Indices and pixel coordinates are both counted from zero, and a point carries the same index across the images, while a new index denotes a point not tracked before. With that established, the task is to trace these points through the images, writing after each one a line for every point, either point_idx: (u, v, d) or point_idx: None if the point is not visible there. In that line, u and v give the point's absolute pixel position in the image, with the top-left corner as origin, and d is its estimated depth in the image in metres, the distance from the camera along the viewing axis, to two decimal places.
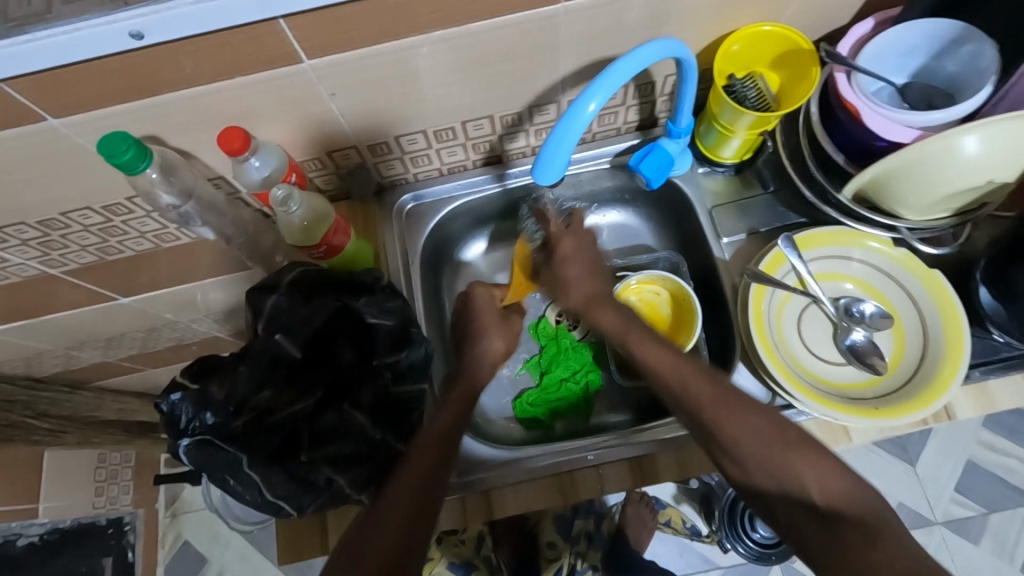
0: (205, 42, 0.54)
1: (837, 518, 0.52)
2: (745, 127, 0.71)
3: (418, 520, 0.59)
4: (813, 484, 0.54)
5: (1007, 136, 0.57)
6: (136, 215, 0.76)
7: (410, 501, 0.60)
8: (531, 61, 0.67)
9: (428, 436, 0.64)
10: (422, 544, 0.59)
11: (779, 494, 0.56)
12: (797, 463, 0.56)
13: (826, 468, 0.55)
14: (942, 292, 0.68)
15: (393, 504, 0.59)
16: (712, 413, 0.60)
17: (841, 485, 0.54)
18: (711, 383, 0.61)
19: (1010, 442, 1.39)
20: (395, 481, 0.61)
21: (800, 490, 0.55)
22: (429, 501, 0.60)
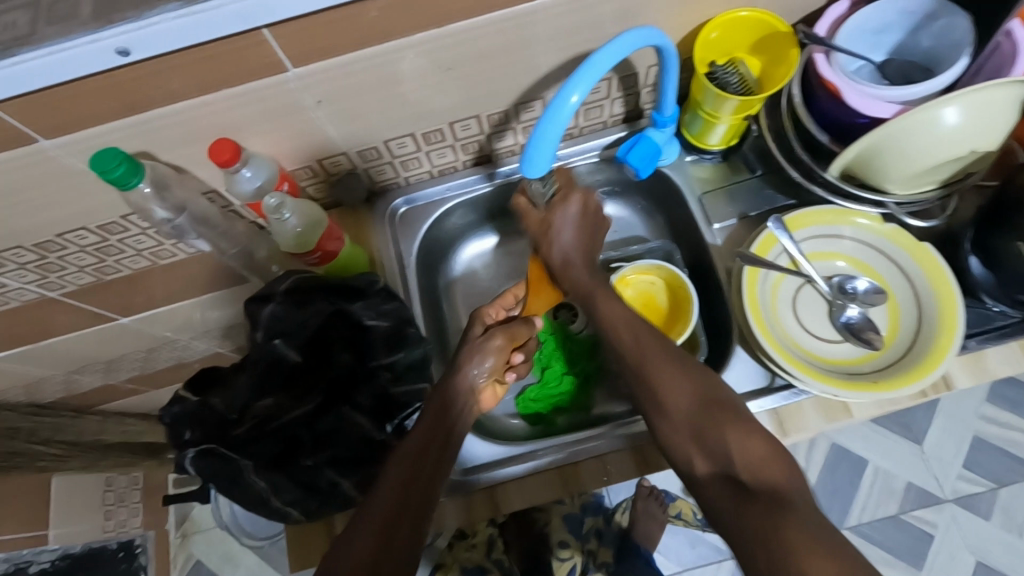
0: (191, 56, 0.55)
1: (759, 488, 0.50)
2: (729, 112, 0.72)
3: (402, 519, 0.54)
4: (737, 449, 0.53)
5: (982, 105, 0.59)
6: (132, 233, 0.77)
7: (396, 496, 0.56)
8: (514, 59, 0.68)
9: (417, 431, 0.61)
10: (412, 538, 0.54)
11: (708, 471, 0.54)
12: (730, 435, 0.54)
13: (750, 436, 0.54)
14: (933, 265, 0.68)
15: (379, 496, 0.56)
16: (666, 392, 0.58)
17: (765, 452, 0.53)
18: (663, 349, 0.61)
19: (1015, 416, 1.39)
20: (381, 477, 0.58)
21: (727, 463, 0.53)
22: (418, 496, 0.56)
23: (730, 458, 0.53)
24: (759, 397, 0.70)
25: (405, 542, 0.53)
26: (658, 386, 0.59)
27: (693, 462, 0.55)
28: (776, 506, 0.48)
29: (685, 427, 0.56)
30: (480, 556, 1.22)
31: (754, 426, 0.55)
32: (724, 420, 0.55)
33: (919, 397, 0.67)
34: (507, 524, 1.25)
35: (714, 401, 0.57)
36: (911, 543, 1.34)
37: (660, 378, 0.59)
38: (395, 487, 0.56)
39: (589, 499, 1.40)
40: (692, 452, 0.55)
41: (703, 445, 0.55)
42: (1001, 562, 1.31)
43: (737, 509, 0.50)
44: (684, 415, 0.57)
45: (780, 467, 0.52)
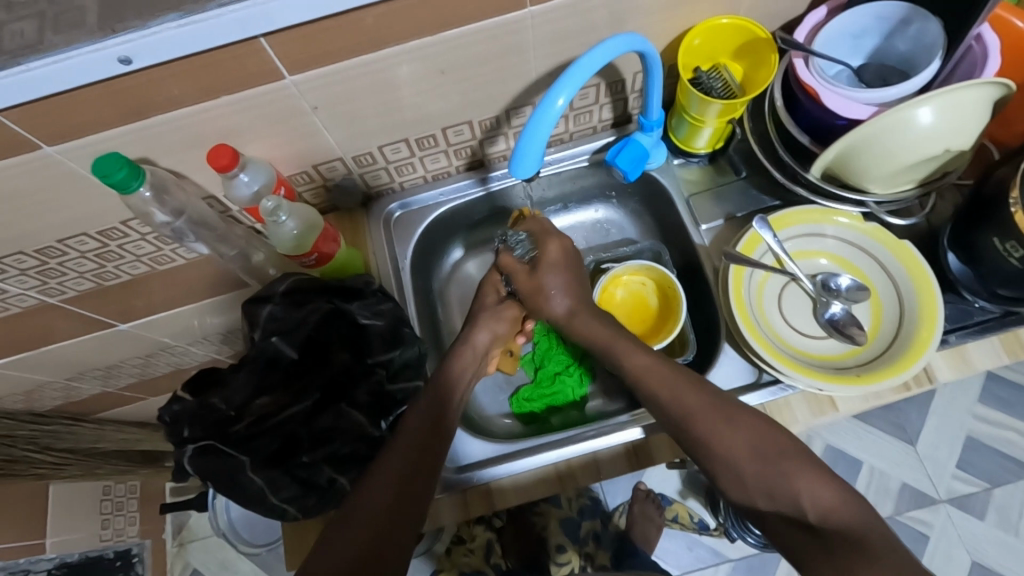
0: (190, 64, 0.57)
1: (833, 533, 0.51)
2: (714, 116, 0.74)
3: (396, 516, 0.54)
4: (806, 493, 0.54)
5: (954, 106, 0.61)
6: (131, 238, 0.78)
7: (391, 497, 0.56)
8: (503, 65, 0.70)
9: (412, 430, 0.61)
10: (406, 528, 0.54)
11: (771, 511, 0.55)
12: (797, 479, 0.54)
13: (819, 478, 0.54)
14: (913, 263, 0.70)
15: (373, 493, 0.56)
16: (720, 447, 0.58)
17: (831, 496, 0.53)
18: (702, 393, 0.62)
19: (1006, 415, 1.40)
20: (376, 471, 0.58)
21: (793, 505, 0.54)
22: (411, 490, 0.56)
23: (797, 504, 0.54)
24: (747, 392, 0.72)
25: (399, 537, 0.53)
26: (710, 445, 0.59)
27: (754, 503, 0.57)
28: (848, 551, 0.49)
29: (752, 483, 0.56)
30: (479, 561, 1.25)
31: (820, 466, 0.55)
32: (790, 468, 0.55)
33: (902, 391, 0.69)
34: (506, 527, 1.27)
35: (770, 445, 0.57)
36: (907, 543, 1.35)
37: (712, 435, 0.59)
38: (388, 482, 0.56)
39: (587, 502, 1.38)
40: (758, 497, 0.56)
41: (764, 490, 0.56)
42: (997, 561, 1.32)
43: (813, 555, 0.50)
44: (747, 466, 0.57)
45: (849, 510, 0.52)
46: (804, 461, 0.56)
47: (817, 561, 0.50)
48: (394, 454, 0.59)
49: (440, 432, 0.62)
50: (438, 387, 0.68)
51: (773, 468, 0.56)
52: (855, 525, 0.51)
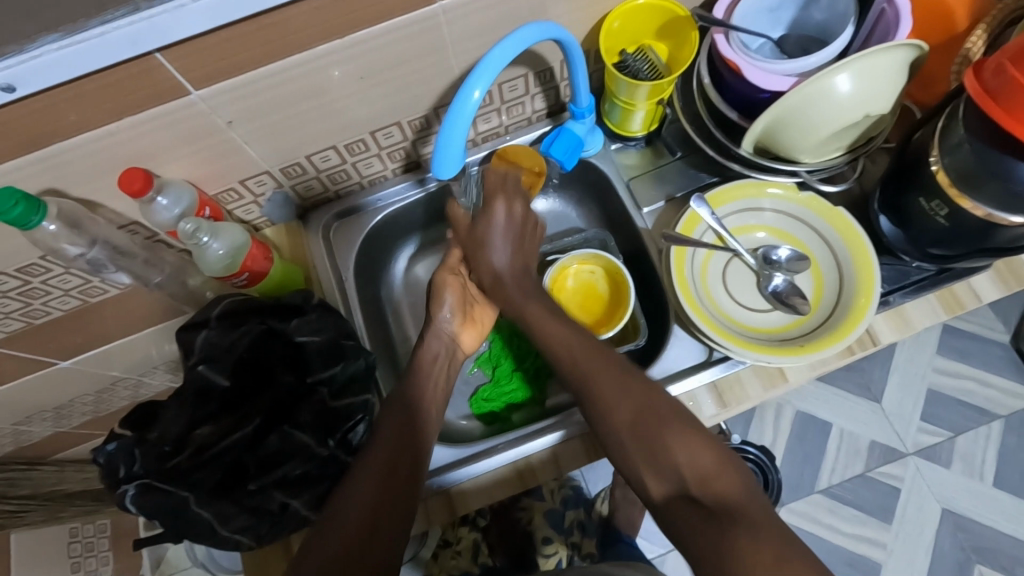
0: (83, 86, 0.53)
1: (714, 505, 0.49)
2: (643, 98, 0.73)
3: (376, 533, 0.55)
4: (684, 459, 0.52)
5: (869, 71, 0.61)
6: (55, 272, 0.74)
7: (369, 501, 0.56)
8: (425, 63, 0.68)
9: (383, 442, 0.61)
10: (389, 535, 0.55)
11: (656, 487, 0.53)
12: (673, 442, 0.53)
13: (699, 443, 0.53)
14: (849, 230, 0.71)
15: (347, 508, 0.55)
16: (605, 403, 0.57)
17: (712, 462, 0.52)
18: (617, 380, 0.58)
19: (963, 365, 1.45)
20: (351, 481, 0.58)
21: (671, 466, 0.52)
22: (391, 507, 0.56)
23: (679, 472, 0.52)
24: (699, 370, 0.72)
25: (387, 542, 0.55)
26: (593, 379, 0.59)
27: (645, 487, 0.54)
28: (728, 520, 0.48)
29: (625, 434, 0.55)
30: (467, 562, 1.21)
31: (697, 430, 0.54)
32: (667, 430, 0.54)
33: (847, 355, 0.70)
34: (492, 526, 1.24)
35: (650, 413, 0.55)
36: (880, 499, 1.38)
37: (599, 389, 0.58)
38: (369, 490, 0.57)
39: (570, 493, 1.36)
40: (648, 477, 0.54)
41: (648, 463, 0.54)
42: (967, 507, 1.36)
43: (696, 528, 0.48)
44: (624, 421, 0.56)
45: (730, 478, 0.51)
46: (685, 422, 0.55)
47: (699, 537, 0.48)
48: (366, 469, 0.58)
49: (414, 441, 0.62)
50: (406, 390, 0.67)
51: (650, 417, 0.55)
52: (731, 494, 0.50)
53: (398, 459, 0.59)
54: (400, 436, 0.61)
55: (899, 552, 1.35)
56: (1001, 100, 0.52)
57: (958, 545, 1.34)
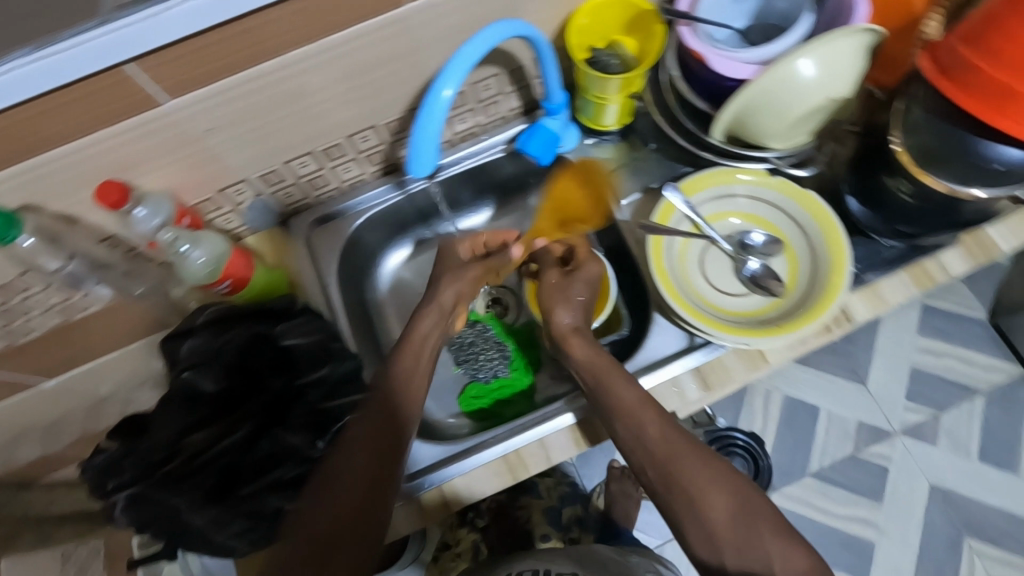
0: (56, 101, 0.53)
1: None
2: (615, 92, 0.75)
3: (340, 544, 0.55)
4: (778, 557, 0.54)
5: (830, 56, 0.63)
6: (35, 292, 0.72)
7: (353, 492, 0.57)
8: (397, 66, 0.69)
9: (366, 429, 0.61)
10: (374, 521, 0.57)
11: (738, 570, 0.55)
12: (767, 538, 0.55)
13: (794, 547, 0.55)
14: (821, 212, 0.72)
15: (331, 496, 0.57)
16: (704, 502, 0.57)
17: (805, 565, 0.54)
18: (699, 455, 0.60)
19: (943, 343, 1.48)
20: (334, 468, 0.59)
21: (764, 565, 0.54)
22: (372, 493, 0.58)
23: (768, 566, 0.54)
24: (682, 356, 0.73)
25: (369, 526, 0.57)
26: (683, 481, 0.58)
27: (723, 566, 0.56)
28: None
29: (719, 535, 0.56)
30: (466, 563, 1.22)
31: (786, 528, 0.56)
32: (766, 531, 0.56)
33: (824, 334, 0.72)
34: (490, 527, 1.24)
35: (745, 508, 0.57)
36: (871, 479, 1.40)
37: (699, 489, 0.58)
38: (349, 475, 0.58)
39: (566, 489, 1.36)
40: (729, 555, 0.56)
41: (734, 546, 0.55)
42: (955, 482, 1.39)
43: None
44: (723, 527, 0.56)
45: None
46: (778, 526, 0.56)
47: None
48: (335, 479, 0.58)
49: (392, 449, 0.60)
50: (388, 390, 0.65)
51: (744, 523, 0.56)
52: None
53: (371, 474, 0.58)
54: (386, 425, 0.62)
55: (892, 530, 1.37)
56: (959, 82, 0.55)
57: (949, 520, 1.37)
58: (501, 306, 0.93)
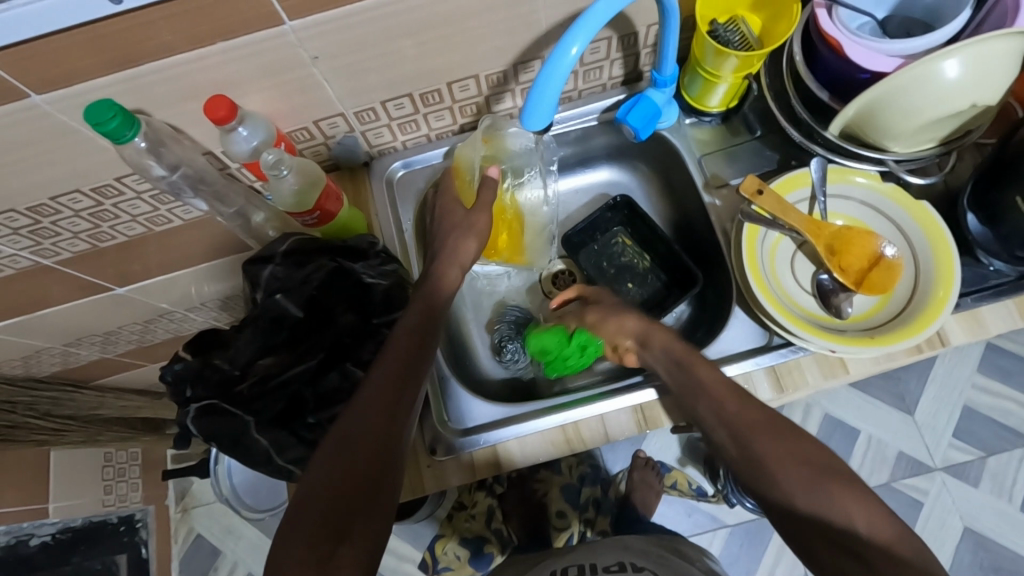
0: (184, 6, 0.53)
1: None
2: (730, 71, 0.71)
3: (366, 490, 0.53)
4: None
5: (982, 57, 0.58)
6: (127, 197, 0.75)
7: (352, 461, 0.54)
8: (511, 15, 0.67)
9: (376, 385, 0.58)
10: (385, 487, 0.54)
11: None
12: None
13: None
14: (933, 226, 0.69)
15: (329, 468, 0.54)
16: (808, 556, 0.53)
17: None
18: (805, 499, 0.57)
19: (1006, 386, 1.40)
20: (339, 432, 0.56)
21: None
22: (378, 457, 0.55)
23: None
24: (756, 354, 0.71)
25: (381, 492, 0.54)
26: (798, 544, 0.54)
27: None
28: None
29: None
30: (480, 527, 1.24)
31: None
32: None
33: (914, 353, 0.69)
34: (508, 494, 1.25)
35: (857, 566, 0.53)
36: (901, 509, 1.36)
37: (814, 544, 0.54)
38: (354, 437, 0.55)
39: (588, 469, 1.34)
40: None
41: None
42: (991, 528, 1.34)
43: None
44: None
45: None
46: None
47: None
48: (345, 441, 0.55)
49: (400, 413, 0.58)
50: (405, 348, 0.61)
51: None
52: None
53: (383, 438, 0.55)
54: (389, 387, 0.58)
55: None
56: None
57: (977, 564, 1.32)
58: (569, 278, 0.91)
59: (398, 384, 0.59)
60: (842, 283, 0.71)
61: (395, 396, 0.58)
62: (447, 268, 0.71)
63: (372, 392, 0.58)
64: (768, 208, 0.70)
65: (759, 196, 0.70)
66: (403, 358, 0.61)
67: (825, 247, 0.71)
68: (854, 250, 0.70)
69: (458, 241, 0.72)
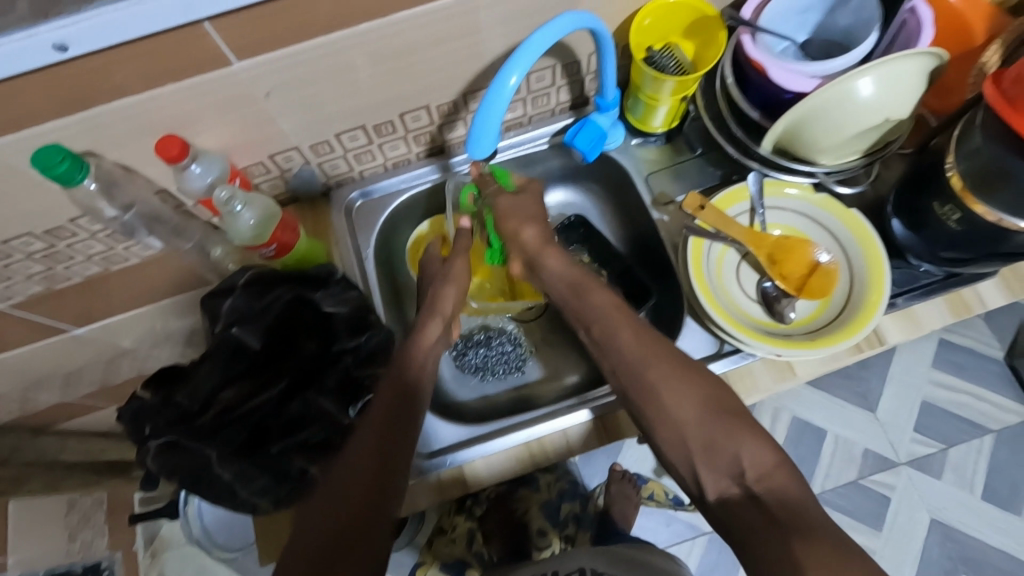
0: (131, 51, 0.55)
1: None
2: (668, 94, 0.75)
3: (349, 542, 0.50)
4: None
5: (891, 76, 0.63)
6: (81, 237, 0.75)
7: (340, 514, 0.51)
8: (456, 48, 0.70)
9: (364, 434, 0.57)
10: (373, 539, 0.50)
11: None
12: None
13: None
14: (863, 233, 0.73)
15: (313, 521, 0.52)
16: None
17: None
18: None
19: (959, 379, 1.47)
20: (328, 485, 0.54)
21: None
22: (366, 507, 0.52)
23: None
24: (710, 361, 0.74)
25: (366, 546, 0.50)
26: None
27: None
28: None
29: None
30: (461, 550, 1.21)
31: None
32: None
33: (856, 352, 0.72)
34: (487, 515, 1.23)
35: None
36: (870, 505, 1.40)
37: None
38: (340, 485, 0.53)
39: (565, 486, 1.34)
40: None
41: None
42: (955, 518, 1.38)
43: None
44: None
45: None
46: None
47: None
48: (331, 490, 0.53)
49: (390, 461, 0.56)
50: (392, 390, 0.61)
51: None
52: None
53: (372, 485, 0.53)
54: (376, 434, 0.57)
55: (888, 559, 1.37)
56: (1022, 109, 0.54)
57: (945, 554, 1.36)
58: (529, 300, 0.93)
59: (388, 431, 0.57)
60: (785, 290, 0.75)
61: (383, 443, 0.56)
62: (430, 320, 0.69)
63: (362, 442, 0.56)
64: (709, 220, 0.74)
65: (701, 210, 0.74)
66: (393, 402, 0.60)
67: (766, 255, 0.74)
68: (792, 258, 0.74)
69: (439, 290, 0.72)
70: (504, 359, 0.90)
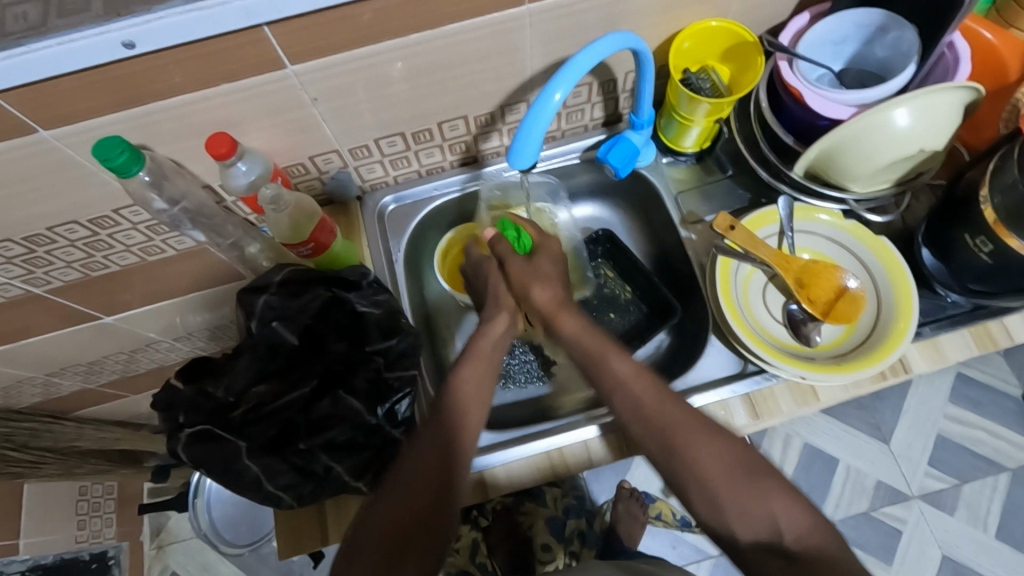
0: (193, 52, 0.57)
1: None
2: (702, 115, 0.76)
3: (410, 539, 0.54)
4: None
5: (928, 108, 0.64)
6: (123, 227, 0.77)
7: (406, 514, 0.55)
8: (499, 62, 0.72)
9: (430, 434, 0.60)
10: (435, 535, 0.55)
11: None
12: None
13: None
14: (893, 261, 0.74)
15: (378, 516, 0.56)
16: None
17: None
18: None
19: (976, 415, 1.45)
20: (393, 481, 0.57)
21: None
22: (427, 505, 0.56)
23: None
24: (733, 381, 0.74)
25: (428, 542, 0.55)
26: None
27: None
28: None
29: None
30: (463, 560, 1.17)
31: None
32: None
33: (879, 380, 0.73)
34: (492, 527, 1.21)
35: None
36: (881, 537, 1.39)
37: None
38: (405, 487, 0.56)
39: (573, 501, 1.28)
40: None
41: None
42: (968, 555, 1.36)
43: None
44: None
45: None
46: None
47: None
48: (398, 484, 0.57)
49: (453, 463, 0.58)
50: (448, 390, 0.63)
51: None
52: None
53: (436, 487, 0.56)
54: (439, 439, 0.59)
55: None
56: None
57: None
58: None
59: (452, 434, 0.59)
60: (812, 313, 0.75)
61: (445, 449, 0.58)
62: (494, 314, 0.69)
63: (427, 442, 0.59)
64: (741, 241, 0.75)
65: (732, 231, 0.75)
66: (464, 403, 0.62)
67: (796, 279, 0.75)
68: (821, 283, 0.74)
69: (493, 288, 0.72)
70: (525, 368, 0.91)
